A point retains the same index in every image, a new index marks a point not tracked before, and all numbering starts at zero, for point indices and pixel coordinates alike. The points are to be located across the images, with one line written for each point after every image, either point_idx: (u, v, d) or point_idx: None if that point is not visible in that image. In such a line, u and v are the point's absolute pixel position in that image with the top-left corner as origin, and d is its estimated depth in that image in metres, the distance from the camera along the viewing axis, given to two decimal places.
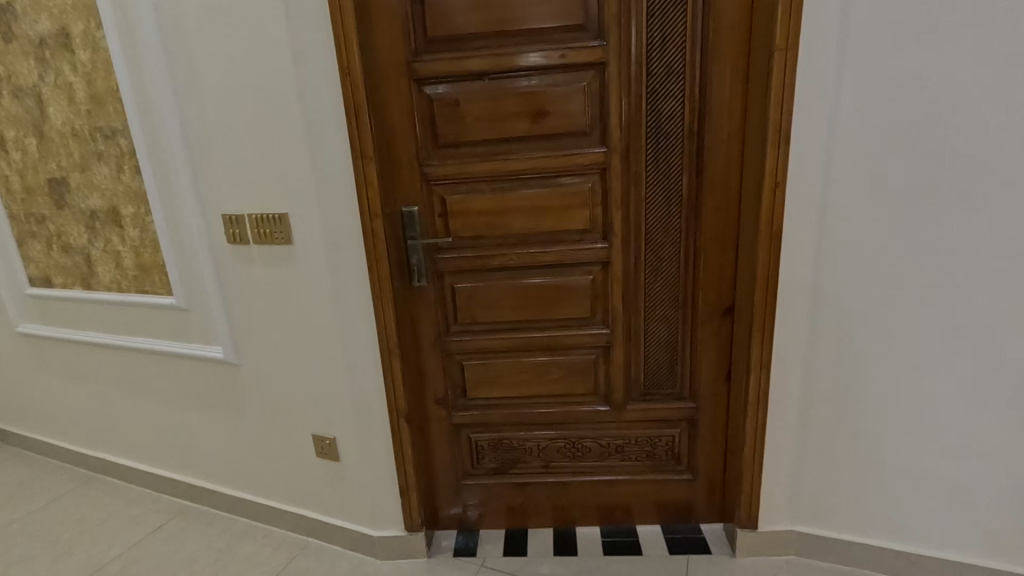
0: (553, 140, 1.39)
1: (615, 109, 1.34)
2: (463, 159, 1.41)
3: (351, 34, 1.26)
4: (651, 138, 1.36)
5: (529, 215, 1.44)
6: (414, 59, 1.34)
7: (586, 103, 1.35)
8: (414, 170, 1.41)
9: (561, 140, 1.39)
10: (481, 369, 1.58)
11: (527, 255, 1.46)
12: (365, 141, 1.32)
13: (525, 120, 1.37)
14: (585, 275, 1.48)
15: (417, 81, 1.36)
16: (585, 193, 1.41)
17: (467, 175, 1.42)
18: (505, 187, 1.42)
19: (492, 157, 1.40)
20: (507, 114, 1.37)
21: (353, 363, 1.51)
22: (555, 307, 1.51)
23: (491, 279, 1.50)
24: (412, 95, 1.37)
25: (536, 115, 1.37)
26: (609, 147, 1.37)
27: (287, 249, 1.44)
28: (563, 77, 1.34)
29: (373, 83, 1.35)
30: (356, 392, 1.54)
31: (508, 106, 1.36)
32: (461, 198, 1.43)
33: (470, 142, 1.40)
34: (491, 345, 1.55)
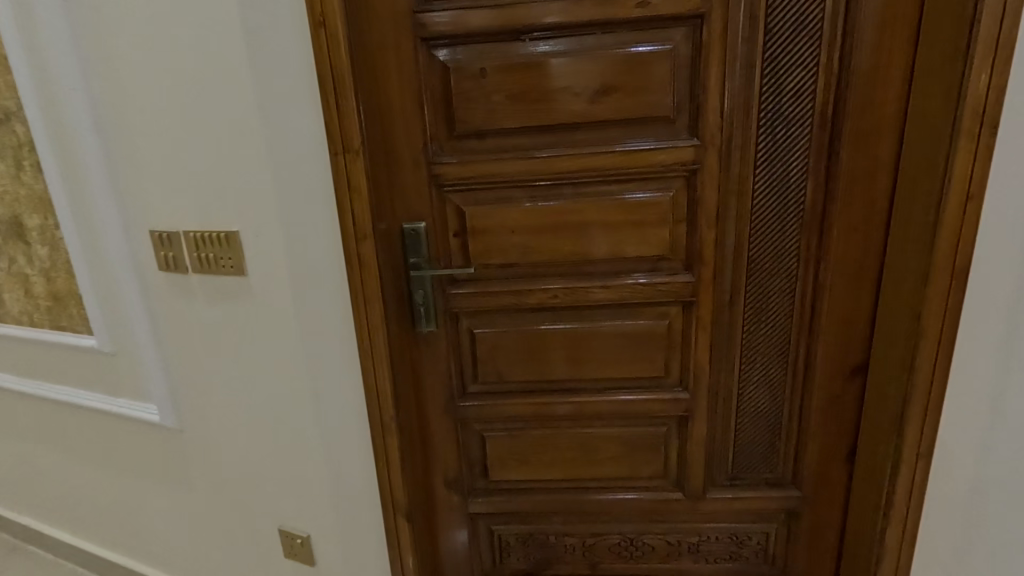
0: (621, 130, 0.97)
1: (715, 84, 0.92)
2: (490, 157, 0.98)
3: None
4: (764, 128, 0.94)
5: (583, 236, 1.01)
6: (422, 8, 0.92)
7: (671, 75, 0.93)
8: (421, 172, 0.99)
9: (632, 131, 0.97)
10: (509, 443, 1.16)
11: (578, 292, 1.04)
12: (351, 128, 0.88)
13: (581, 101, 0.95)
14: (657, 318, 1.06)
15: (427, 41, 0.94)
16: (663, 206, 0.99)
17: (496, 180, 0.99)
18: (549, 196, 1.00)
19: (532, 153, 0.98)
20: (555, 92, 0.95)
21: (333, 439, 1.08)
22: (615, 363, 1.09)
23: (527, 324, 1.08)
24: (417, 63, 0.94)
25: (597, 94, 0.94)
26: (701, 140, 0.95)
27: (239, 282, 1.01)
28: (639, 37, 0.92)
29: (362, 43, 0.93)
30: (337, 478, 1.11)
31: (557, 79, 0.94)
32: (486, 210, 1.01)
33: (500, 131, 0.97)
34: (524, 412, 1.13)
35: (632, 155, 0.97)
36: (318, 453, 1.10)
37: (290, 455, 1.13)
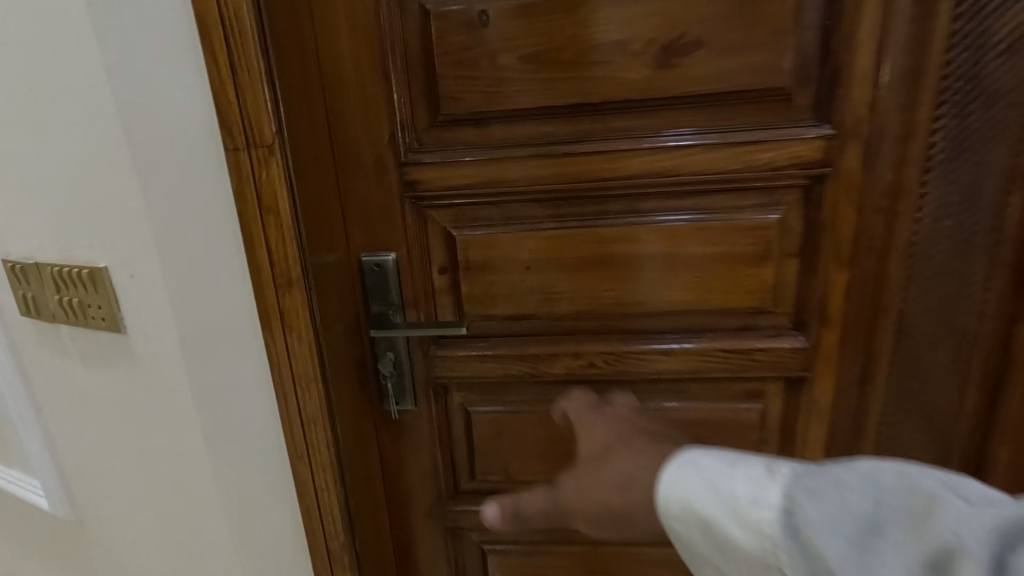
0: (703, 112, 0.60)
1: (868, 35, 0.55)
2: (492, 155, 0.63)
3: None
4: (947, 108, 0.56)
5: (636, 278, 0.65)
6: None
7: (793, 20, 0.56)
8: (389, 178, 0.65)
9: (722, 114, 0.60)
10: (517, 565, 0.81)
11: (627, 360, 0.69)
12: (260, 110, 0.52)
13: (642, 66, 0.59)
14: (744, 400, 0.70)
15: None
16: (766, 234, 0.63)
17: (502, 191, 0.64)
18: (586, 215, 0.64)
19: (560, 149, 0.62)
20: (599, 50, 0.59)
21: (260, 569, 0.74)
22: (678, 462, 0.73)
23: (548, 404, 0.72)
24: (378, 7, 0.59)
25: (666, 53, 0.58)
26: (838, 128, 0.58)
27: (116, 342, 0.67)
28: None
29: None
30: None
31: (602, 30, 0.58)
32: (489, 237, 0.66)
33: (511, 114, 0.62)
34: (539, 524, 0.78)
35: (719, 152, 0.60)
36: None
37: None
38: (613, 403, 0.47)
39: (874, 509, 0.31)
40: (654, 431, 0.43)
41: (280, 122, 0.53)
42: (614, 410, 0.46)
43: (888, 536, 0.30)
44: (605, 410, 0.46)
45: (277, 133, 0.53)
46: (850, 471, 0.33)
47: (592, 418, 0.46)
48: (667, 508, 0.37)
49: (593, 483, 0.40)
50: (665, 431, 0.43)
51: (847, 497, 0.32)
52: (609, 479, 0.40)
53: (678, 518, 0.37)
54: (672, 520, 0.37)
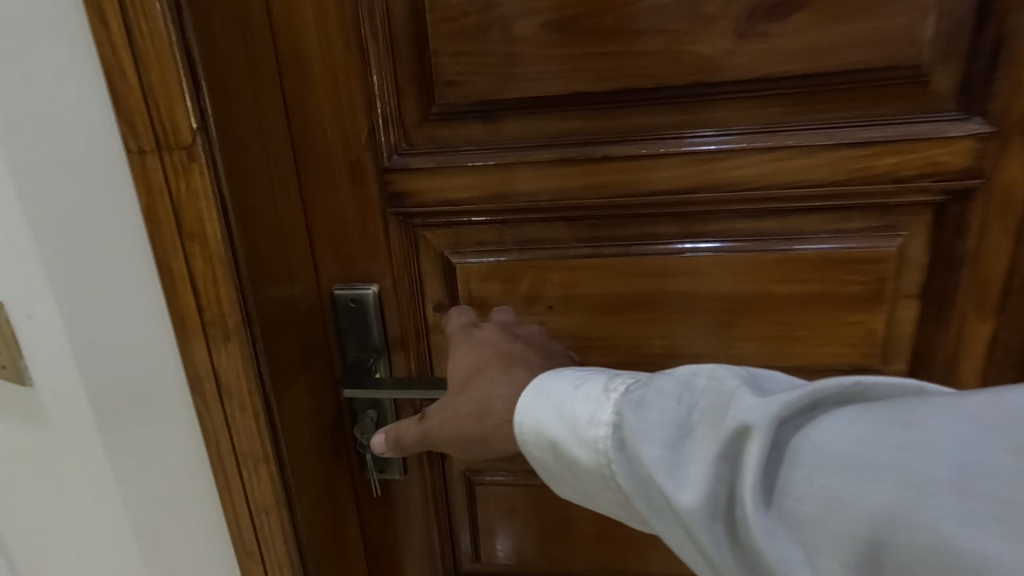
0: (798, 101, 0.43)
1: None
2: (503, 159, 0.47)
3: None
4: None
5: (695, 324, 0.49)
6: None
7: None
8: (369, 188, 0.49)
9: (827, 104, 0.42)
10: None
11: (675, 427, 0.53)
12: (172, 96, 0.37)
13: (714, 35, 0.42)
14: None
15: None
16: (878, 269, 0.45)
17: (515, 207, 0.48)
18: (627, 240, 0.48)
19: (597, 151, 0.46)
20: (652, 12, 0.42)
21: None
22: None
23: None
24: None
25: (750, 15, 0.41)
26: (993, 124, 0.41)
27: (20, 397, 0.52)
28: None
29: None
30: None
31: None
32: (499, 265, 0.50)
33: (531, 103, 0.46)
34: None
35: (819, 157, 0.43)
36: None
37: None
38: (482, 329, 0.46)
39: (687, 413, 0.31)
40: (516, 352, 0.44)
41: (203, 113, 0.38)
42: (482, 339, 0.45)
43: (695, 436, 0.30)
44: (475, 340, 0.46)
45: (198, 128, 0.38)
46: (669, 378, 0.33)
47: (460, 348, 0.45)
48: (523, 435, 0.38)
49: (450, 406, 0.44)
50: (529, 351, 0.45)
51: (662, 404, 0.32)
52: (467, 411, 0.43)
53: (530, 442, 0.38)
54: (528, 444, 0.38)
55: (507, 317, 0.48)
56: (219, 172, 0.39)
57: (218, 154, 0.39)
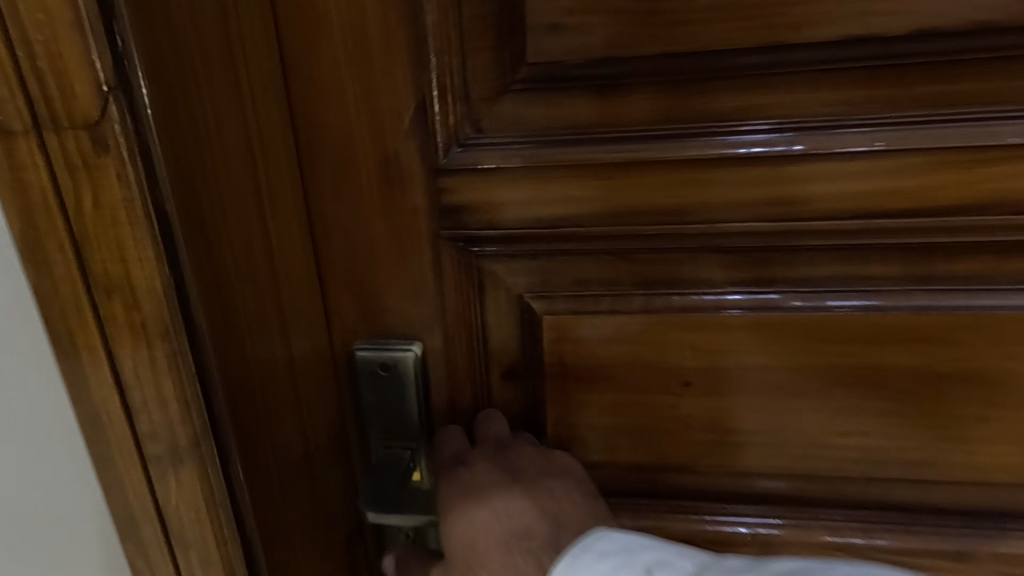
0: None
1: None
2: (630, 158, 0.29)
3: None
4: None
5: (910, 415, 0.32)
6: None
7: None
8: (415, 200, 0.31)
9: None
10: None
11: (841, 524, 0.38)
12: (56, 29, 0.21)
13: None
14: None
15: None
16: None
17: (642, 234, 0.31)
18: (820, 285, 0.31)
19: (784, 146, 0.28)
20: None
21: None
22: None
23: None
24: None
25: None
26: None
27: None
28: None
29: None
30: None
31: None
32: (609, 319, 0.32)
33: (681, 66, 0.28)
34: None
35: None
36: None
37: None
38: (475, 480, 0.32)
39: None
40: (531, 523, 0.31)
41: (118, 61, 0.21)
42: (481, 502, 0.31)
43: None
44: (472, 501, 0.31)
45: (109, 90, 0.21)
46: None
47: (446, 517, 0.32)
48: None
49: None
50: (535, 515, 0.31)
51: None
52: None
53: None
54: None
55: (502, 430, 0.34)
56: (153, 167, 0.23)
57: (149, 136, 0.22)
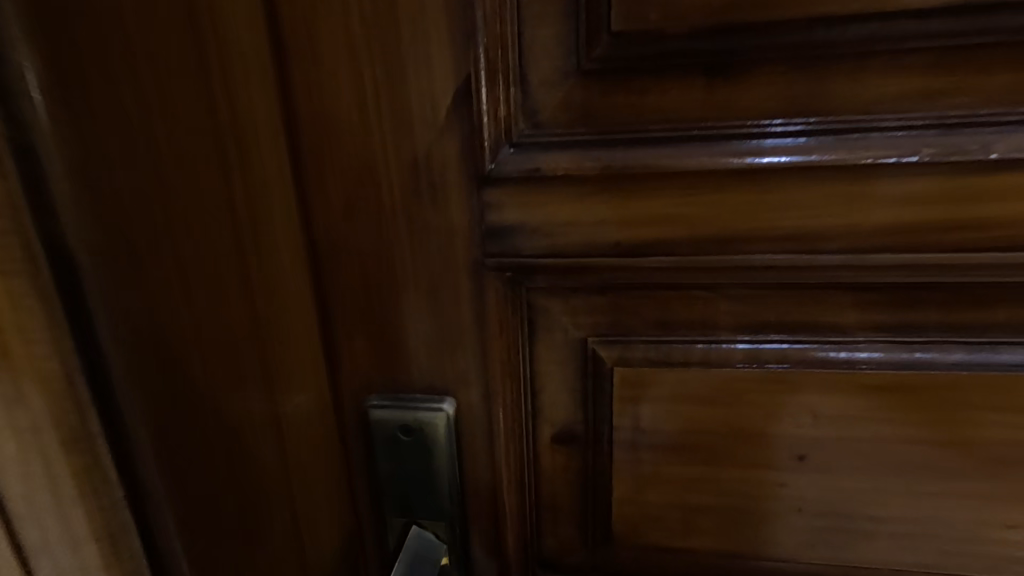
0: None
1: None
2: (746, 164, 0.22)
3: None
4: None
5: None
6: None
7: None
8: (448, 216, 0.24)
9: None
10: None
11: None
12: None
13: None
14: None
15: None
16: None
17: (756, 264, 0.23)
18: (995, 335, 0.23)
19: (959, 149, 0.21)
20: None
21: None
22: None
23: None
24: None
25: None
26: None
27: None
28: None
29: None
30: None
31: None
32: (702, 370, 0.25)
33: (825, 37, 0.20)
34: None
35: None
36: None
37: None
38: None
39: None
40: None
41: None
42: None
43: None
44: None
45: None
46: None
47: None
48: None
49: None
50: None
51: None
52: None
53: None
54: None
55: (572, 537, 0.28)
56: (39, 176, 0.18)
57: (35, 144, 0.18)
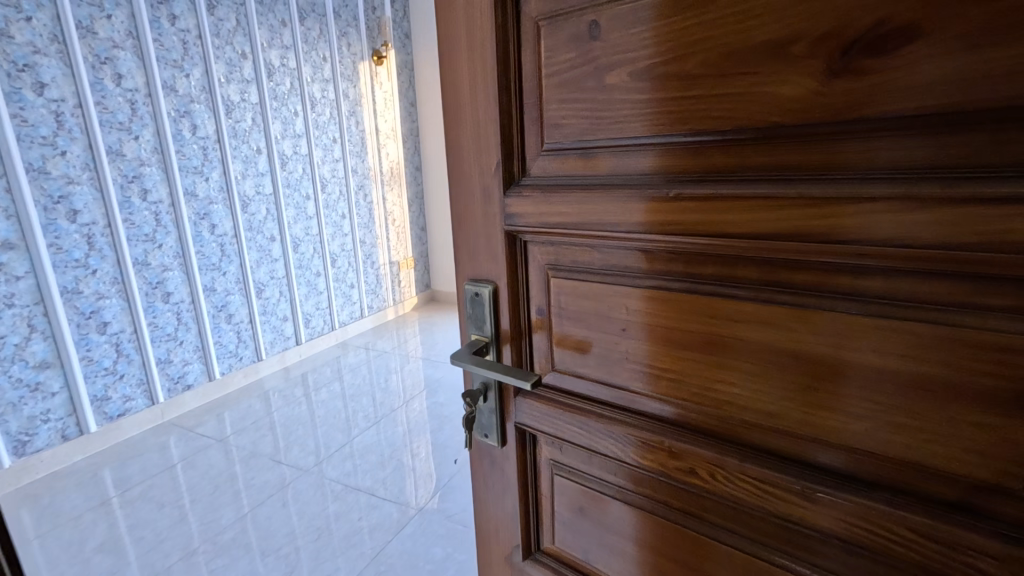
0: (949, 126, 0.49)
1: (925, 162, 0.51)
2: (587, 221, 0.74)
3: (451, 11, 0.79)
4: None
5: (703, 339, 0.71)
6: (519, 45, 0.76)
7: (857, 134, 0.54)
8: (491, 205, 0.84)
9: (983, 134, 0.48)
10: (603, 543, 0.88)
11: (806, 399, 0.64)
12: None
13: (719, 160, 0.63)
14: (948, 524, 0.56)
15: (541, 23, 0.73)
16: (829, 326, 0.60)
17: (701, 243, 0.66)
18: (805, 284, 0.61)
19: (648, 221, 0.69)
20: (808, 45, 0.56)
21: (491, 477, 0.98)
22: (811, 512, 0.66)
23: (683, 422, 0.75)
24: (493, 69, 0.77)
25: (893, 44, 0.51)
26: (899, 240, 0.52)
27: None
28: (810, 80, 0.56)
29: (456, 70, 0.81)
30: (494, 517, 1.00)
31: (686, 133, 0.65)
32: (589, 280, 0.78)
33: (607, 185, 0.72)
34: (642, 505, 0.82)
35: (976, 175, 0.49)
36: (492, 493, 0.99)
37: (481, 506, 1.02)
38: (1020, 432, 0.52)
39: None
40: None
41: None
42: None
43: None
44: None
45: None
46: None
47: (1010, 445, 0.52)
48: None
49: None
50: None
51: None
52: None
53: None
54: None
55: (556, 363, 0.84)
56: None
57: None
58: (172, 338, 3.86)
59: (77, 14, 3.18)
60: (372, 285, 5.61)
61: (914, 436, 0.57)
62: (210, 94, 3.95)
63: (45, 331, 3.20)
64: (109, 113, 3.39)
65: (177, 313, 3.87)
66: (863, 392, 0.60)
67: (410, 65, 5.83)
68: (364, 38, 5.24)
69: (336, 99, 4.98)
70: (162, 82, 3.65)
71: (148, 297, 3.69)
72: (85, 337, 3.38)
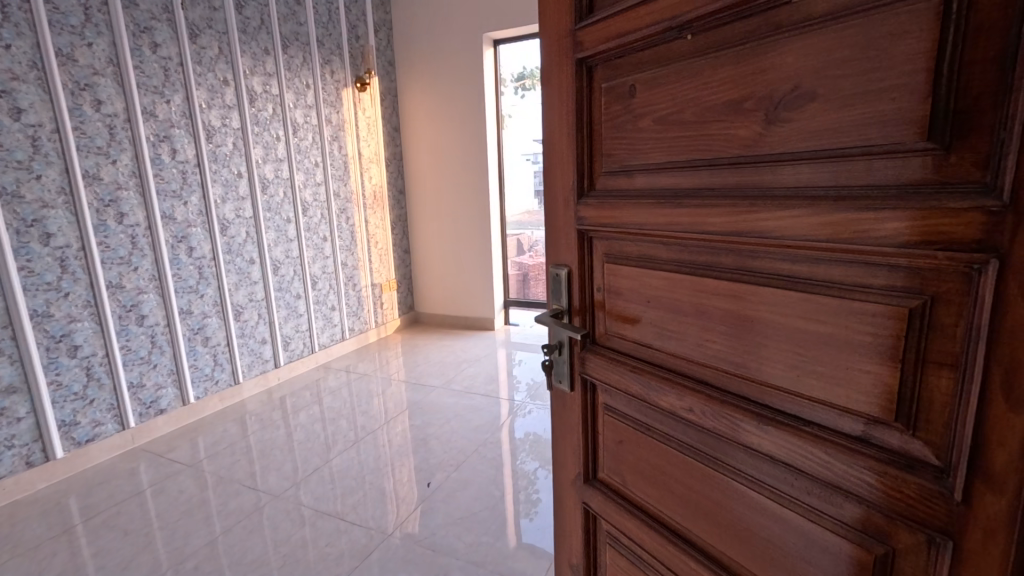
0: (838, 160, 0.76)
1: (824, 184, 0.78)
2: (625, 221, 1.06)
3: (553, 77, 1.16)
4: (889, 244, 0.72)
5: (696, 308, 0.99)
6: (592, 100, 1.10)
7: (786, 164, 0.82)
8: (569, 211, 1.19)
9: (862, 164, 0.74)
10: (635, 468, 1.18)
11: (761, 351, 0.91)
12: None
13: (703, 178, 0.93)
14: (853, 447, 0.80)
15: (603, 85, 1.07)
16: (773, 296, 0.87)
17: (695, 238, 0.95)
18: (757, 267, 0.89)
19: (661, 222, 1.00)
20: (756, 102, 0.85)
21: (568, 412, 1.33)
22: (765, 441, 0.91)
23: (686, 372, 1.03)
24: (575, 118, 1.13)
25: (805, 102, 0.79)
26: (810, 236, 0.80)
27: None
28: (760, 126, 0.85)
29: (554, 116, 1.18)
30: (567, 442, 1.35)
31: (683, 161, 0.95)
32: (627, 263, 1.09)
33: (641, 192, 1.03)
34: (659, 439, 1.10)
35: (861, 193, 0.74)
36: (567, 425, 1.34)
37: (562, 434, 1.37)
38: None
39: None
40: None
41: None
42: None
43: None
44: None
45: None
46: None
47: None
48: None
49: None
50: None
51: None
52: None
53: None
54: None
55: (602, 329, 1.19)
56: None
57: None
58: (145, 362, 3.81)
59: (58, 42, 3.23)
60: (353, 307, 5.68)
61: (827, 380, 0.83)
62: (192, 119, 4.03)
63: (12, 355, 3.12)
64: (87, 137, 3.41)
65: (151, 336, 3.83)
66: (792, 346, 0.86)
67: (393, 93, 6.07)
68: (347, 66, 5.44)
69: (317, 125, 5.13)
70: (143, 107, 3.71)
71: (121, 320, 3.64)
72: (54, 360, 3.30)
